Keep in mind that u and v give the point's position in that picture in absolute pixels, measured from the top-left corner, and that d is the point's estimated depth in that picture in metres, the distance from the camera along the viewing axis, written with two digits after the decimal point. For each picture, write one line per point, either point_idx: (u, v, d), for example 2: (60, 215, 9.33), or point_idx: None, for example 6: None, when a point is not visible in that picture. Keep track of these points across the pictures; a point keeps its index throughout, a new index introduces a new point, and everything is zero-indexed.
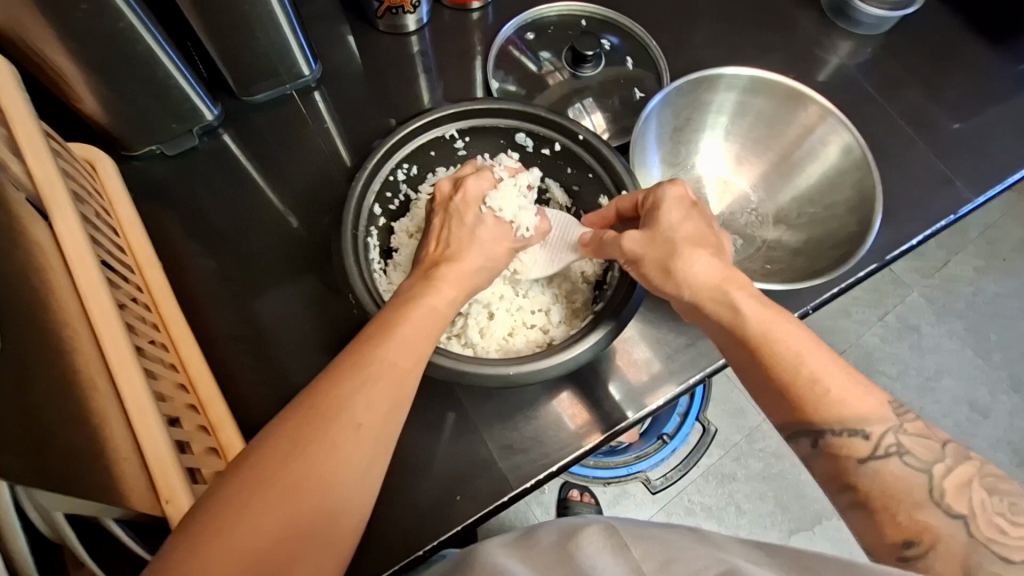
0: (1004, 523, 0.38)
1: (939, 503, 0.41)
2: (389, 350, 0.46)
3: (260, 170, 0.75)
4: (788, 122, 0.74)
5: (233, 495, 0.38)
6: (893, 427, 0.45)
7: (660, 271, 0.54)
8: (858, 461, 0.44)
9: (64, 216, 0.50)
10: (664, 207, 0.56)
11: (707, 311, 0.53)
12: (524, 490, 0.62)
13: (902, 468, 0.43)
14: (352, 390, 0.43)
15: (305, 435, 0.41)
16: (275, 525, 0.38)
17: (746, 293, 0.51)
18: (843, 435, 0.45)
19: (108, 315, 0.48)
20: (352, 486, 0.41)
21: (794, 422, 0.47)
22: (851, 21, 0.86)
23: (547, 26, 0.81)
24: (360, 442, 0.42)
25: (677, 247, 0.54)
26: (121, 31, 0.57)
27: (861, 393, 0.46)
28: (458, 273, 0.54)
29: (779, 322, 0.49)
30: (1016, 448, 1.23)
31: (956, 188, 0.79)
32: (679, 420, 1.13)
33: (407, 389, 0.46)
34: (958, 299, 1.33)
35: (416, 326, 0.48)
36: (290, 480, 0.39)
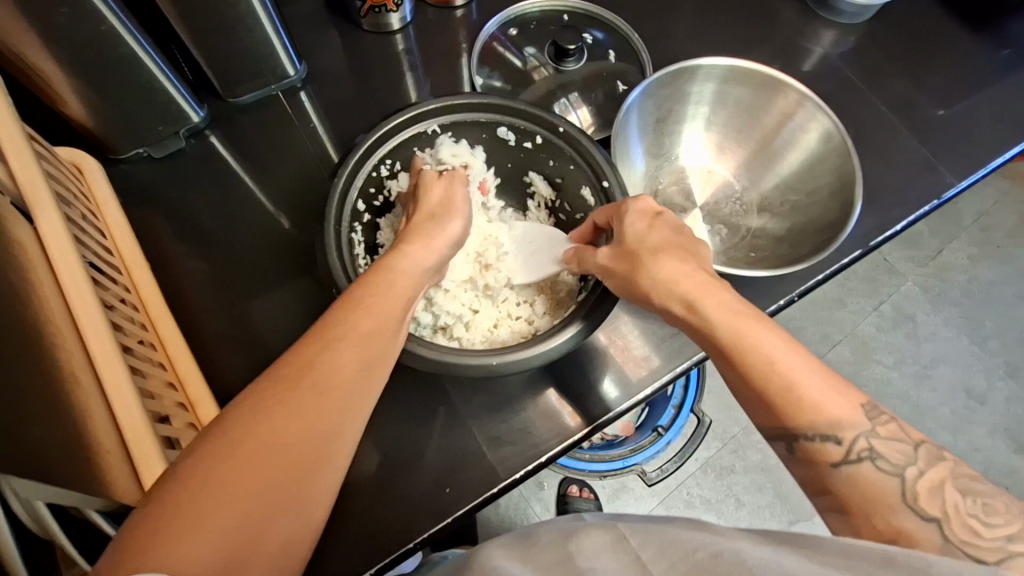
0: (978, 524, 0.38)
1: (912, 506, 0.41)
2: (362, 316, 0.48)
3: (248, 170, 0.76)
4: (766, 109, 0.75)
5: (213, 457, 0.40)
6: (864, 432, 0.45)
7: (628, 281, 0.56)
8: (831, 465, 0.45)
9: (48, 217, 0.50)
10: (627, 219, 0.57)
11: (679, 316, 0.53)
12: (513, 481, 0.63)
13: (875, 473, 0.43)
14: (324, 364, 0.45)
15: (281, 401, 0.43)
16: (254, 488, 0.40)
17: (715, 299, 0.52)
18: (815, 441, 0.46)
19: (91, 312, 0.48)
20: (325, 450, 0.44)
21: (772, 427, 0.48)
22: (832, 11, 0.87)
23: (530, 22, 0.81)
24: (332, 406, 0.44)
25: (641, 257, 0.55)
26: (103, 34, 0.57)
27: (837, 395, 0.47)
28: (423, 240, 0.56)
29: (754, 328, 0.49)
30: (1013, 435, 1.23)
31: (940, 172, 0.79)
32: (674, 412, 1.13)
33: (381, 354, 0.48)
34: (954, 287, 1.33)
35: (389, 294, 0.50)
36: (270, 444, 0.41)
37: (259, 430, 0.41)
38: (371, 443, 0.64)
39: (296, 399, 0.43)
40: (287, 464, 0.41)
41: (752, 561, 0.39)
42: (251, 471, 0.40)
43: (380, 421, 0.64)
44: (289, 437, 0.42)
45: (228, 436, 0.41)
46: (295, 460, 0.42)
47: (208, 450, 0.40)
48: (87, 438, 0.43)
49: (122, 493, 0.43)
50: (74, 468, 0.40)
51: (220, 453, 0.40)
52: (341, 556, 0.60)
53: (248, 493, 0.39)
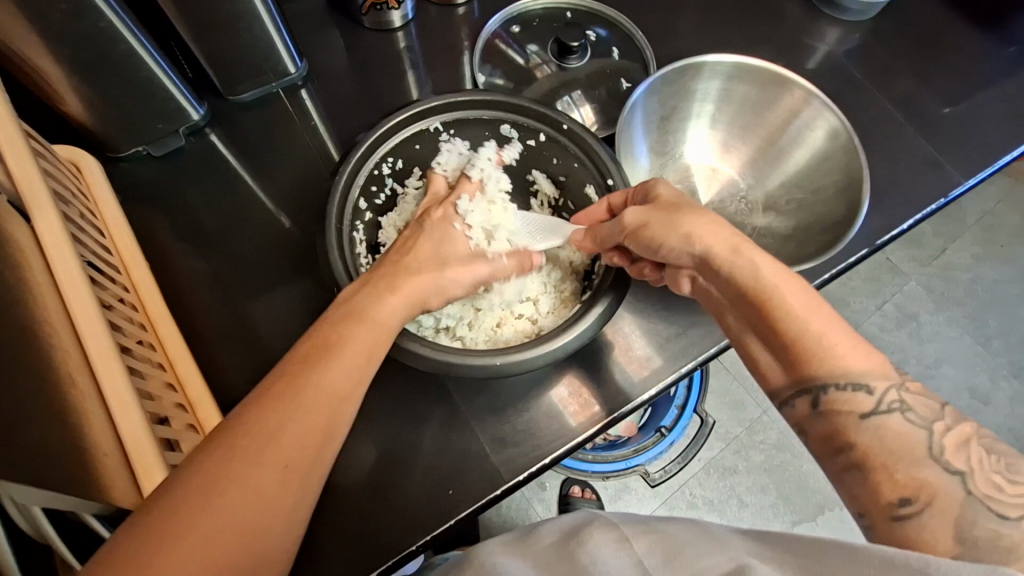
0: (1002, 481, 0.38)
1: (938, 460, 0.40)
2: (326, 371, 0.48)
3: (248, 169, 0.75)
4: (772, 107, 0.74)
5: (166, 522, 0.39)
6: (895, 384, 0.44)
7: (666, 228, 0.54)
8: (859, 417, 0.43)
9: (45, 217, 0.49)
10: (659, 185, 0.57)
11: (717, 263, 0.51)
12: (517, 483, 0.62)
13: (903, 424, 0.42)
14: (285, 422, 0.45)
15: (241, 463, 0.42)
16: (209, 555, 0.39)
17: (755, 247, 0.51)
18: (845, 390, 0.44)
19: (89, 311, 0.48)
20: (279, 518, 0.43)
21: (791, 382, 0.47)
22: (837, 8, 0.86)
23: (533, 19, 0.81)
24: (292, 470, 0.44)
25: (681, 209, 0.54)
26: (102, 30, 0.56)
27: (862, 350, 0.45)
28: (407, 286, 0.54)
29: (791, 284, 0.48)
30: (1017, 434, 1.22)
31: (946, 170, 0.79)
32: (677, 412, 1.12)
33: (344, 414, 0.48)
34: (957, 287, 1.32)
35: (351, 349, 0.49)
36: (227, 509, 0.41)
37: (217, 493, 0.41)
38: (373, 445, 0.63)
39: (255, 464, 0.43)
40: (242, 534, 0.41)
41: (764, 570, 0.37)
42: (207, 539, 0.39)
43: (383, 421, 0.64)
44: (245, 507, 0.41)
45: (186, 499, 0.40)
46: (250, 528, 0.41)
47: (165, 514, 0.39)
48: (83, 441, 0.43)
49: (118, 496, 0.43)
50: (70, 472, 0.40)
51: (174, 517, 0.39)
52: (342, 559, 0.59)
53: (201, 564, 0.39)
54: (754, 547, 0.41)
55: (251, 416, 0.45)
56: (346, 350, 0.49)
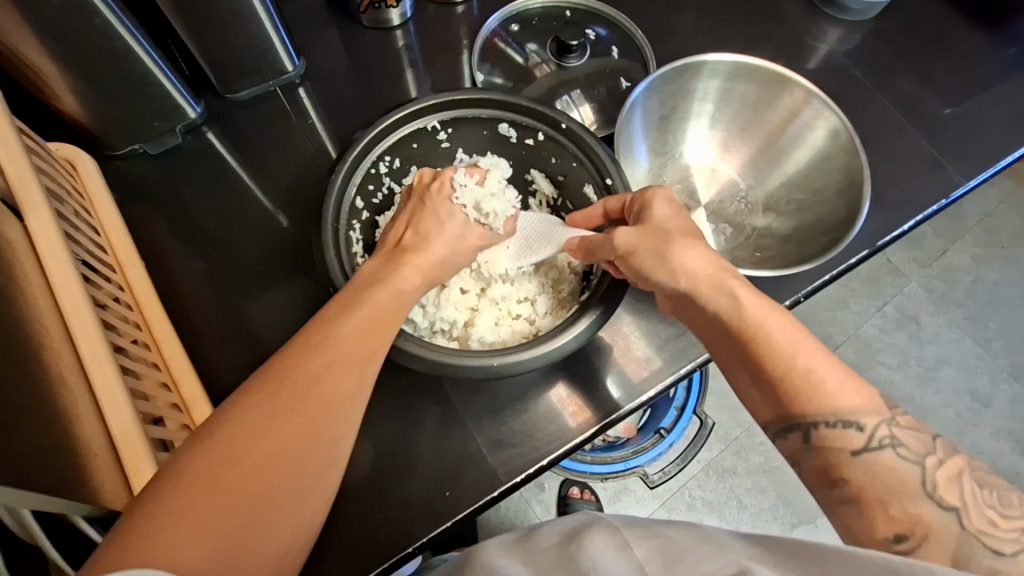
0: (995, 515, 0.38)
1: (932, 495, 0.39)
2: (352, 326, 0.48)
3: (245, 168, 0.75)
4: (772, 106, 0.74)
5: (202, 466, 0.40)
6: (886, 420, 0.43)
7: (654, 259, 0.53)
8: (851, 453, 0.43)
9: (38, 216, 0.49)
10: (654, 204, 0.56)
11: (701, 297, 0.51)
12: (513, 485, 0.62)
13: (895, 460, 0.42)
14: (316, 371, 0.45)
15: (273, 409, 0.43)
16: (246, 494, 0.40)
17: (740, 283, 0.51)
18: (836, 427, 0.44)
19: (80, 309, 0.47)
20: (309, 466, 0.44)
21: (782, 419, 0.46)
22: (838, 8, 0.85)
23: (532, 18, 0.80)
24: (320, 420, 0.44)
25: (670, 237, 0.54)
26: (98, 27, 0.56)
27: (852, 387, 0.45)
28: (422, 261, 0.55)
29: (774, 316, 0.49)
30: (1018, 437, 1.21)
31: (947, 171, 0.78)
32: (676, 414, 1.11)
33: (370, 368, 0.48)
34: (957, 289, 1.32)
35: (374, 306, 0.50)
36: (261, 452, 0.42)
37: (253, 438, 0.42)
38: (369, 444, 0.62)
39: (288, 411, 0.43)
40: (276, 480, 0.42)
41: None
42: (243, 481, 0.40)
43: (380, 423, 0.63)
44: (279, 451, 0.42)
45: (214, 447, 0.41)
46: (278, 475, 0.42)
47: (202, 457, 0.40)
48: (70, 441, 0.42)
49: (108, 498, 0.43)
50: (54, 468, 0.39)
51: (210, 460, 0.40)
52: (338, 560, 0.58)
53: (230, 508, 0.39)
54: (754, 553, 0.40)
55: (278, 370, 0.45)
56: (369, 308, 0.49)
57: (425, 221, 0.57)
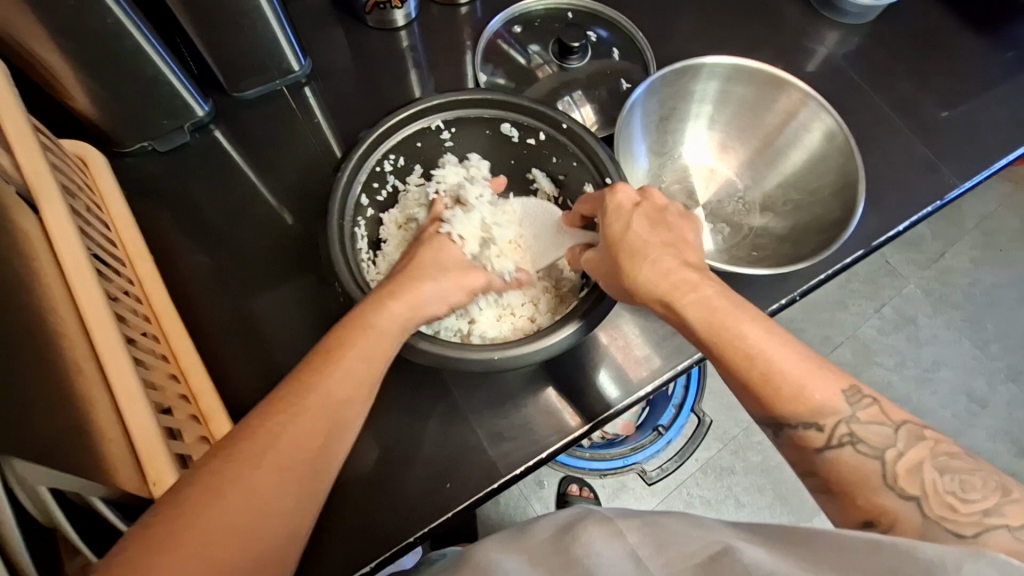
0: (955, 500, 0.39)
1: (892, 486, 0.42)
2: (331, 378, 0.48)
3: (251, 165, 0.76)
4: (769, 108, 0.75)
5: (170, 528, 0.39)
6: (846, 418, 0.44)
7: (614, 279, 0.55)
8: (816, 450, 0.45)
9: (53, 208, 0.50)
10: (607, 220, 0.55)
11: (661, 312, 0.53)
12: (512, 477, 0.63)
13: (856, 457, 0.44)
14: (290, 427, 0.45)
15: (247, 467, 0.43)
16: (215, 559, 0.40)
17: (700, 294, 0.50)
18: (799, 428, 0.45)
19: (95, 300, 0.49)
20: (281, 521, 0.43)
21: (761, 414, 0.48)
22: (837, 11, 0.87)
23: (534, 19, 0.82)
24: (293, 472, 0.44)
25: (622, 257, 0.54)
26: (109, 26, 0.57)
27: (823, 378, 0.46)
28: (413, 293, 0.54)
29: (739, 317, 0.49)
30: (1014, 438, 1.23)
31: (943, 174, 0.79)
32: (674, 412, 1.13)
33: (348, 417, 0.48)
34: (955, 290, 1.33)
35: (356, 356, 0.50)
36: (233, 515, 0.41)
37: (225, 502, 0.41)
38: (372, 436, 0.64)
39: (262, 468, 0.43)
40: (245, 544, 0.41)
41: (751, 558, 0.38)
42: (211, 544, 0.40)
43: (382, 416, 0.65)
44: (250, 513, 0.42)
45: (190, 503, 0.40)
46: (253, 530, 0.42)
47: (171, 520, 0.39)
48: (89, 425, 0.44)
49: (124, 481, 0.44)
50: (73, 451, 0.41)
51: (182, 523, 0.39)
52: (341, 549, 0.60)
53: (206, 568, 0.39)
54: (744, 537, 0.42)
55: (257, 421, 0.45)
56: (348, 358, 0.49)
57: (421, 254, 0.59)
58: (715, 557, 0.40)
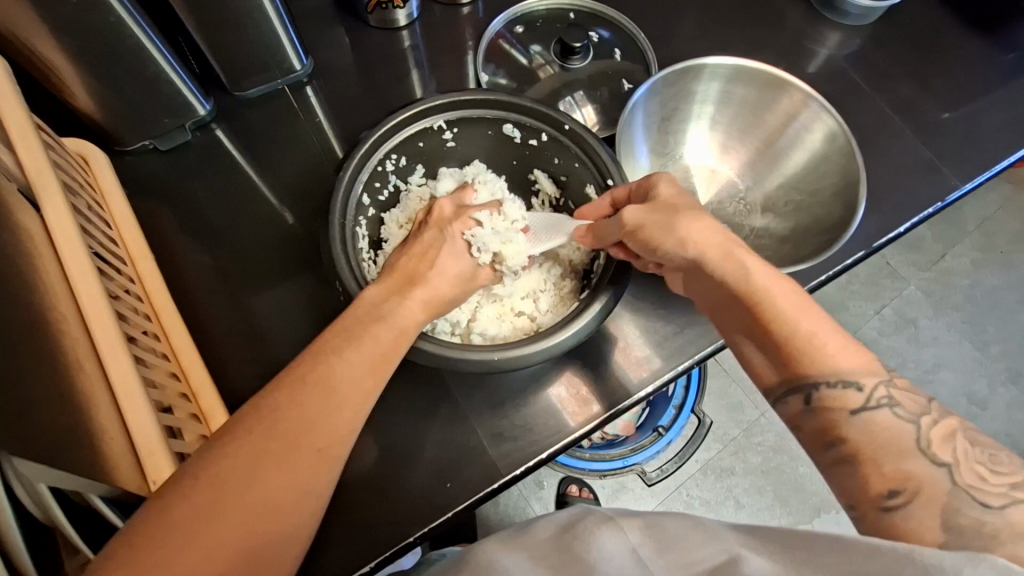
0: (984, 470, 0.39)
1: (925, 451, 0.41)
2: (349, 365, 0.49)
3: (252, 164, 0.76)
4: (770, 109, 0.75)
5: (188, 501, 0.41)
6: (884, 380, 0.45)
7: (660, 229, 0.54)
8: (849, 412, 0.44)
9: (53, 207, 0.50)
10: (659, 184, 0.57)
11: (710, 264, 0.52)
12: (513, 477, 0.63)
13: (892, 419, 0.43)
14: (307, 411, 0.46)
15: (263, 448, 0.44)
16: (229, 535, 0.41)
17: (747, 257, 0.51)
18: (836, 386, 0.45)
19: (95, 298, 0.49)
20: (291, 514, 0.44)
21: (786, 376, 0.47)
22: (838, 13, 0.87)
23: (536, 20, 0.82)
24: (304, 465, 0.45)
25: (678, 210, 0.54)
26: (111, 25, 0.57)
27: (851, 349, 0.47)
28: (428, 293, 0.55)
29: (783, 284, 0.50)
30: (1015, 440, 1.23)
31: (944, 175, 0.79)
32: (674, 413, 1.13)
33: (361, 411, 0.49)
34: (956, 292, 1.33)
35: (373, 344, 0.50)
36: (248, 494, 0.42)
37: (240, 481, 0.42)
38: (372, 435, 0.64)
39: (278, 451, 0.44)
40: (258, 523, 0.42)
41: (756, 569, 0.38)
42: (226, 521, 0.41)
43: (383, 415, 0.65)
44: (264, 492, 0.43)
45: (207, 486, 0.41)
46: (263, 520, 0.43)
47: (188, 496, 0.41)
48: (89, 422, 0.44)
49: (123, 479, 0.44)
50: (73, 450, 0.41)
51: (200, 497, 0.41)
52: (341, 548, 0.60)
53: (219, 541, 0.40)
54: (747, 540, 0.42)
55: (274, 400, 0.46)
56: (366, 346, 0.50)
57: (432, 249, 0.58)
58: (720, 569, 0.39)
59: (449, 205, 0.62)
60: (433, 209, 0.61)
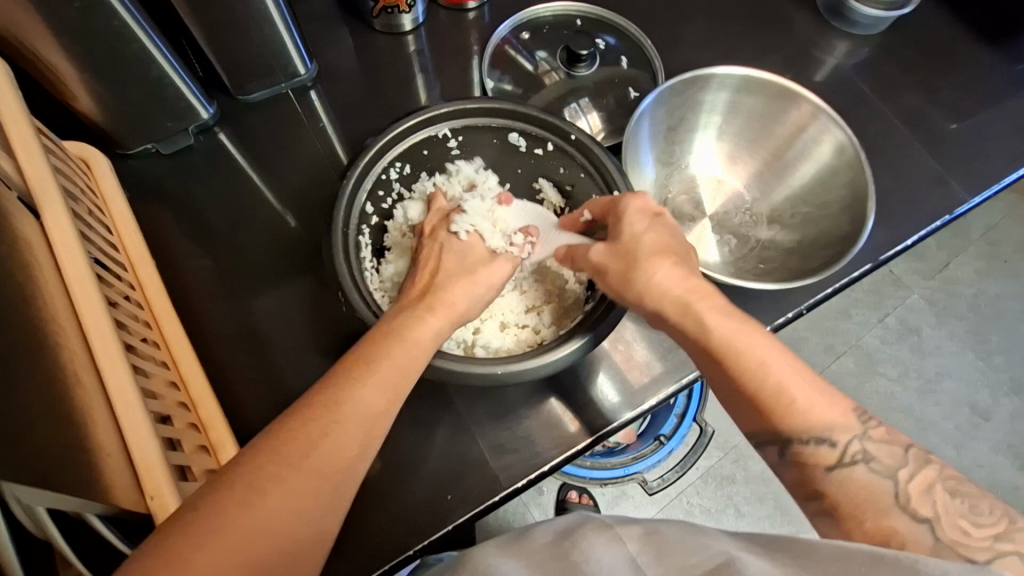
0: (967, 524, 0.39)
1: (905, 508, 0.41)
2: (367, 386, 0.47)
3: (254, 168, 0.75)
4: (780, 120, 0.74)
5: (199, 528, 0.38)
6: (858, 435, 0.44)
7: (621, 276, 0.54)
8: (824, 470, 0.44)
9: (54, 213, 0.50)
10: (626, 217, 0.56)
11: (670, 319, 0.52)
12: (514, 490, 0.62)
13: (868, 476, 0.43)
14: (322, 432, 0.44)
15: (275, 474, 0.41)
16: (234, 566, 0.38)
17: (709, 306, 0.50)
18: (810, 445, 0.45)
19: (95, 308, 0.48)
20: (296, 545, 0.42)
21: (763, 432, 0.47)
22: (846, 21, 0.86)
23: (542, 26, 0.81)
24: (315, 491, 0.43)
25: (639, 257, 0.54)
26: (115, 29, 0.57)
27: (835, 404, 0.46)
28: (444, 303, 0.54)
29: (746, 332, 0.48)
30: (1017, 452, 1.22)
31: (952, 188, 0.79)
32: (676, 421, 1.13)
33: (376, 433, 0.46)
34: (959, 301, 1.32)
35: (392, 364, 0.48)
36: (258, 523, 0.40)
37: (251, 509, 0.40)
38: None
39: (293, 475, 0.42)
40: (264, 554, 0.40)
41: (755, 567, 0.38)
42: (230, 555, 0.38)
43: None
44: (274, 521, 0.40)
45: (213, 520, 0.39)
46: (260, 558, 0.40)
47: (197, 522, 0.38)
48: (87, 439, 0.43)
49: (121, 497, 0.43)
50: (69, 465, 0.40)
51: (208, 525, 0.38)
52: (336, 561, 0.59)
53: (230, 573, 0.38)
54: (746, 547, 0.41)
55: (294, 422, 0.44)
56: (382, 367, 0.48)
57: (444, 261, 0.58)
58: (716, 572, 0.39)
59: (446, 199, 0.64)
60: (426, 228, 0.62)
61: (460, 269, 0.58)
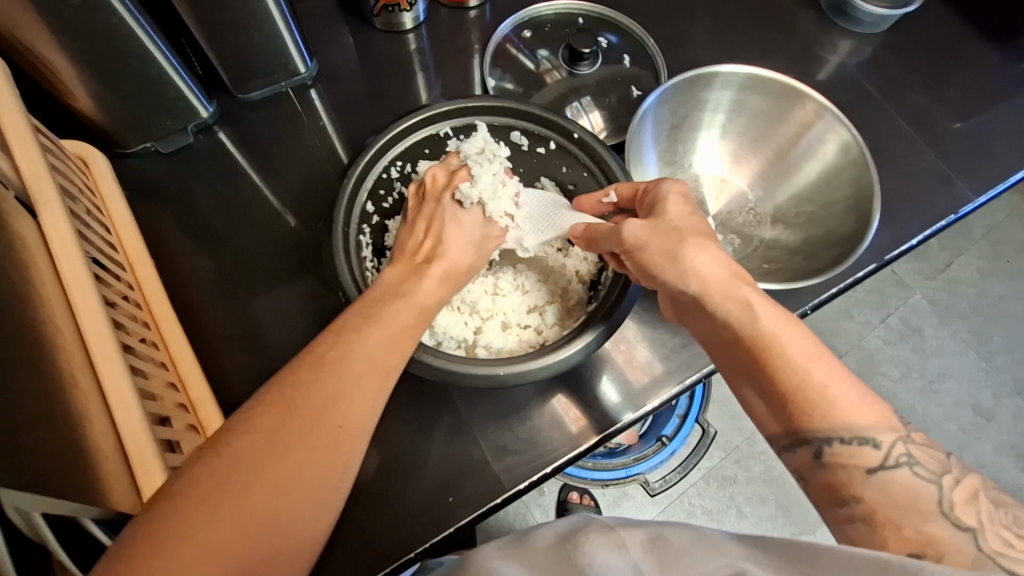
0: (1010, 536, 0.37)
1: (948, 515, 0.39)
2: (371, 342, 0.48)
3: (254, 167, 0.75)
4: (784, 119, 0.74)
5: (217, 476, 0.39)
6: (902, 438, 0.44)
7: (664, 257, 0.53)
8: (867, 472, 0.43)
9: (52, 212, 0.50)
10: (668, 198, 0.55)
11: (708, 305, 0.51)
12: (516, 491, 0.62)
13: (912, 479, 0.42)
14: (330, 384, 0.45)
15: (286, 423, 0.43)
16: (254, 509, 0.39)
17: (724, 307, 0.50)
18: (850, 444, 0.44)
19: (92, 309, 0.48)
20: (316, 493, 0.43)
21: (787, 431, 0.46)
22: (849, 20, 0.85)
23: (544, 24, 0.80)
24: (328, 438, 0.44)
25: (684, 235, 0.53)
26: (114, 26, 0.56)
27: (869, 408, 0.45)
28: (444, 265, 0.56)
29: (791, 329, 0.48)
30: (1021, 452, 1.21)
31: (957, 187, 0.78)
32: (679, 421, 1.11)
33: (383, 386, 0.48)
34: (962, 301, 1.31)
35: (394, 320, 0.50)
36: (275, 471, 0.41)
37: (266, 457, 0.41)
38: (373, 447, 0.63)
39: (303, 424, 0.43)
40: (284, 499, 0.41)
41: None
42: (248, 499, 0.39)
43: (383, 428, 0.63)
44: (291, 468, 0.42)
45: (228, 468, 0.40)
46: (281, 501, 0.41)
47: (213, 471, 0.40)
48: (84, 444, 0.43)
49: (119, 501, 0.43)
50: (66, 469, 0.40)
51: (223, 472, 0.40)
52: (338, 564, 0.58)
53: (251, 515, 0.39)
54: (749, 555, 0.41)
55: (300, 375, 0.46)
56: (384, 324, 0.49)
57: (449, 229, 0.58)
58: None
59: (457, 158, 0.62)
60: (426, 178, 0.60)
61: (466, 233, 0.58)
